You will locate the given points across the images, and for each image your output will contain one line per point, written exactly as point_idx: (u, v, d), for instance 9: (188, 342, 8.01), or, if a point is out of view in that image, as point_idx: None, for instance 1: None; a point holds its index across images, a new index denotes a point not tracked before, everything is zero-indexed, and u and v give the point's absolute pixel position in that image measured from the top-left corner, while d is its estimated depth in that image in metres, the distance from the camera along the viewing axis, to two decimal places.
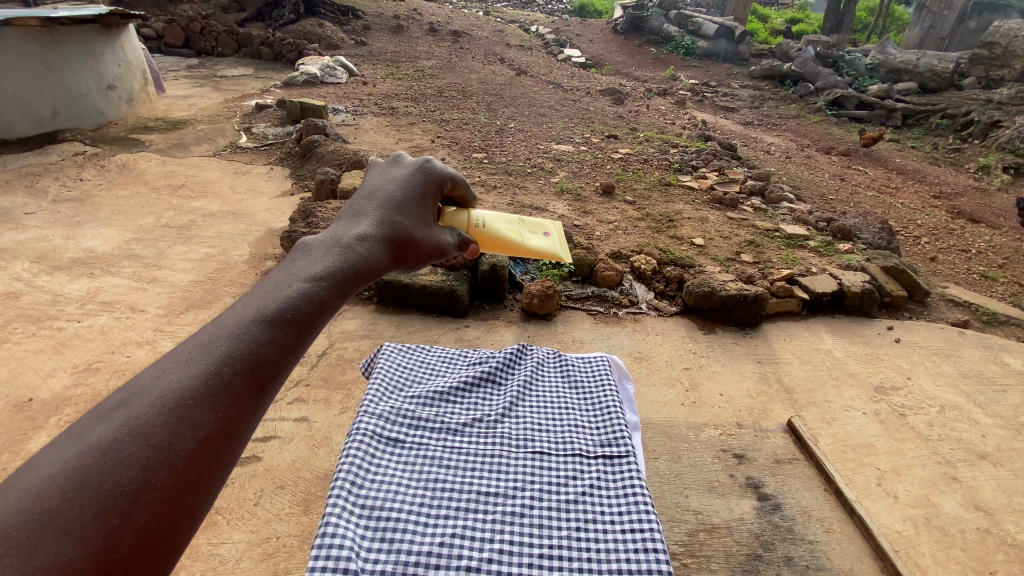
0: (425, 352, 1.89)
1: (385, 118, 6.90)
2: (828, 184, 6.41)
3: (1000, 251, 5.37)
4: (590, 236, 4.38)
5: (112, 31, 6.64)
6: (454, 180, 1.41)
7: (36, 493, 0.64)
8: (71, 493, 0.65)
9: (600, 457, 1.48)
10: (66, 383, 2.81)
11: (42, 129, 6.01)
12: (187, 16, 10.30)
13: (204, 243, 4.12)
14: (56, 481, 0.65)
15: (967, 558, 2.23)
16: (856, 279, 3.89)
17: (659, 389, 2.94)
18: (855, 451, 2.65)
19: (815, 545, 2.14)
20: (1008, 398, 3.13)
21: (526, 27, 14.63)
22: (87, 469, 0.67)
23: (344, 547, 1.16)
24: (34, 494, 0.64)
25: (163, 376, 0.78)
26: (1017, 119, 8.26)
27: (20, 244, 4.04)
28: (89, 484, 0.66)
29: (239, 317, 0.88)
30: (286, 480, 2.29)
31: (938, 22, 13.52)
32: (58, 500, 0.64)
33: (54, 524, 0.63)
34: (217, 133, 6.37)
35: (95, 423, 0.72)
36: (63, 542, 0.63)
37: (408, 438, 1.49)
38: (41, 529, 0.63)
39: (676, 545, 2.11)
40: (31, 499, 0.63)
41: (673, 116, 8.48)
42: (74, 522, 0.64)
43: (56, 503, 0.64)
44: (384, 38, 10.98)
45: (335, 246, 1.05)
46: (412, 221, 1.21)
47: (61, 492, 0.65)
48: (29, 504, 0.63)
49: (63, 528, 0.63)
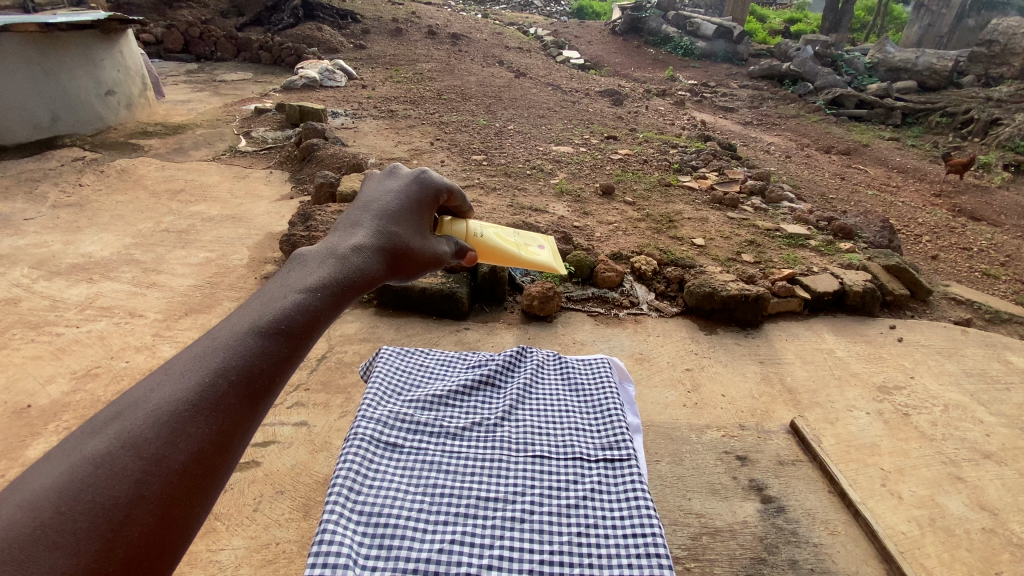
0: (424, 355, 1.87)
1: (385, 121, 6.91)
2: (828, 183, 6.39)
3: (1002, 249, 5.34)
4: (591, 237, 4.37)
5: (111, 36, 6.63)
6: (450, 190, 1.39)
7: (30, 507, 0.62)
8: (65, 507, 0.63)
9: (601, 461, 1.46)
10: (65, 389, 2.79)
11: (41, 135, 6.03)
12: (187, 22, 10.32)
13: (204, 247, 4.11)
14: (50, 495, 0.63)
15: (973, 559, 2.21)
16: (857, 279, 3.87)
17: (661, 390, 2.92)
18: (858, 451, 2.63)
19: (819, 548, 2.13)
20: (1011, 396, 3.10)
21: (524, 28, 14.63)
22: (80, 482, 0.65)
23: (341, 554, 1.14)
24: (30, 507, 0.62)
25: (156, 390, 0.77)
26: (1017, 116, 8.24)
27: (20, 250, 4.03)
28: (82, 497, 0.65)
29: (233, 329, 0.86)
30: (285, 486, 2.27)
31: (937, 20, 13.35)
32: (52, 514, 0.63)
33: (47, 538, 0.61)
34: (217, 137, 6.38)
35: (89, 437, 0.70)
36: (57, 557, 0.61)
37: (407, 443, 1.47)
38: (34, 542, 0.61)
39: (678, 549, 2.09)
40: (25, 513, 0.62)
41: (673, 116, 8.47)
42: (67, 535, 0.63)
43: (51, 517, 0.63)
44: (383, 41, 10.99)
45: (330, 257, 1.03)
46: (407, 231, 1.19)
47: (55, 506, 0.63)
48: (24, 517, 0.61)
49: (57, 543, 0.62)
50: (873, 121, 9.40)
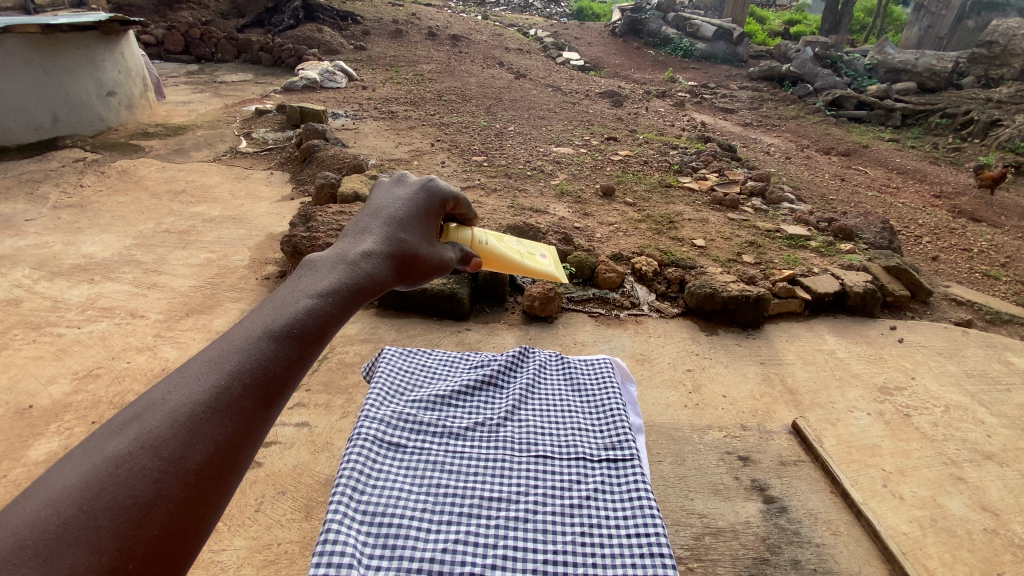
0: (427, 356, 1.88)
1: (385, 122, 6.92)
2: (828, 185, 6.39)
3: (1002, 250, 5.34)
4: (591, 238, 4.38)
5: (111, 38, 6.64)
6: (457, 198, 1.40)
7: (53, 505, 0.63)
8: (86, 505, 0.64)
9: (605, 461, 1.47)
10: (66, 390, 2.79)
11: (42, 136, 6.03)
12: (187, 24, 10.34)
13: (204, 248, 4.11)
14: (71, 494, 0.64)
15: (974, 559, 2.21)
16: (858, 279, 3.88)
17: (662, 391, 2.92)
18: (859, 452, 2.64)
19: (821, 548, 2.13)
20: (1012, 397, 3.11)
21: (525, 30, 14.65)
22: (101, 482, 0.66)
23: (345, 553, 1.14)
24: (52, 505, 0.63)
25: (174, 392, 0.77)
26: (1017, 118, 8.25)
27: (20, 250, 4.03)
28: (103, 496, 0.65)
29: (247, 332, 0.87)
30: (287, 486, 2.27)
31: (936, 22, 13.43)
32: (75, 512, 0.63)
33: (69, 535, 0.61)
34: (217, 138, 6.39)
35: (109, 437, 0.70)
36: (80, 554, 0.61)
37: (410, 442, 1.47)
38: (57, 540, 0.61)
39: (681, 549, 2.09)
40: (48, 511, 0.62)
41: (672, 118, 8.48)
42: (90, 533, 0.63)
43: (73, 514, 0.63)
44: (383, 42, 10.99)
45: (341, 263, 1.04)
46: (415, 237, 1.19)
47: (78, 504, 0.63)
48: (46, 514, 0.62)
49: (79, 540, 0.62)
50: (872, 122, 9.42)
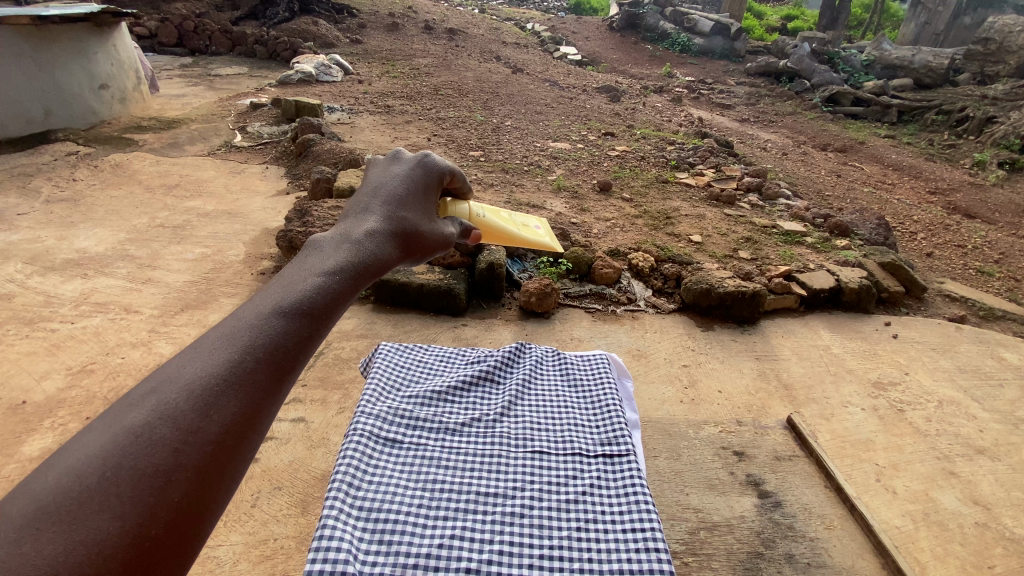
0: (423, 352, 1.87)
1: (382, 116, 6.89)
2: (824, 181, 6.40)
3: (995, 246, 5.37)
4: (588, 234, 4.36)
5: (104, 31, 6.60)
6: (454, 174, 1.38)
7: (75, 473, 0.63)
8: (109, 473, 0.64)
9: (600, 456, 1.47)
10: (60, 385, 2.78)
11: (34, 129, 5.97)
12: (180, 16, 10.26)
13: (199, 243, 4.09)
14: (93, 462, 0.64)
15: (965, 553, 2.23)
16: (854, 275, 3.89)
17: (658, 386, 2.95)
18: (854, 447, 2.65)
19: (815, 542, 2.12)
20: (1005, 393, 3.13)
21: (521, 24, 14.57)
22: (121, 450, 0.66)
23: (341, 549, 1.14)
24: (74, 474, 0.63)
25: (187, 366, 0.77)
26: (1012, 114, 8.27)
27: (13, 245, 4.00)
28: (125, 465, 0.65)
29: (257, 309, 0.87)
30: (283, 482, 2.27)
31: (932, 18, 13.47)
32: (97, 479, 0.63)
33: (92, 501, 0.62)
34: (212, 133, 6.34)
35: (127, 409, 0.70)
36: (104, 519, 0.62)
37: (406, 438, 1.47)
38: (79, 506, 0.61)
39: (676, 544, 2.10)
40: (71, 478, 0.63)
41: (669, 113, 8.47)
42: (113, 499, 0.63)
43: (95, 482, 0.63)
44: (380, 36, 10.95)
45: (345, 242, 1.03)
46: (416, 215, 1.19)
47: (99, 472, 0.64)
48: (68, 481, 0.62)
49: (103, 505, 0.62)
50: (869, 118, 9.42)
